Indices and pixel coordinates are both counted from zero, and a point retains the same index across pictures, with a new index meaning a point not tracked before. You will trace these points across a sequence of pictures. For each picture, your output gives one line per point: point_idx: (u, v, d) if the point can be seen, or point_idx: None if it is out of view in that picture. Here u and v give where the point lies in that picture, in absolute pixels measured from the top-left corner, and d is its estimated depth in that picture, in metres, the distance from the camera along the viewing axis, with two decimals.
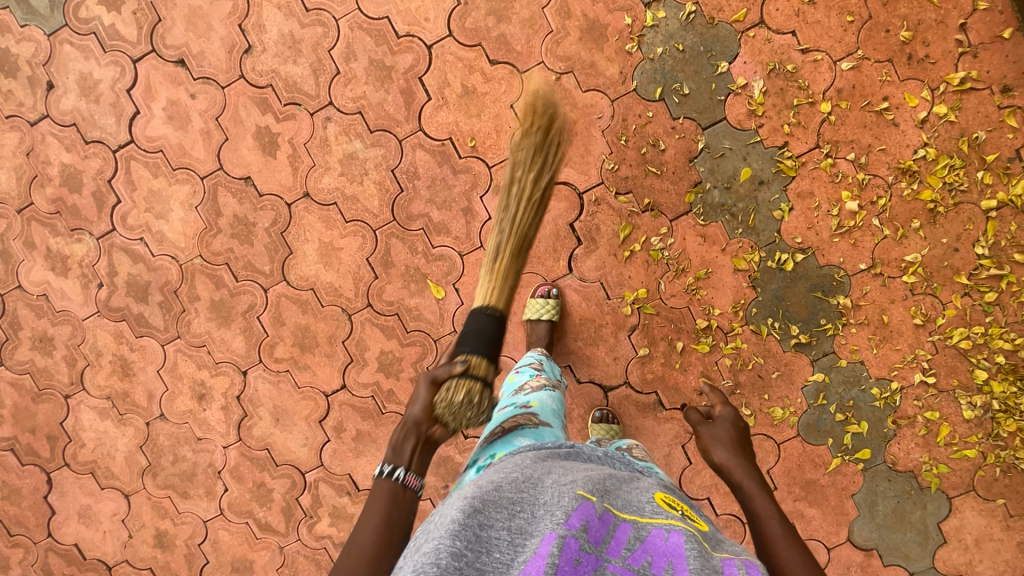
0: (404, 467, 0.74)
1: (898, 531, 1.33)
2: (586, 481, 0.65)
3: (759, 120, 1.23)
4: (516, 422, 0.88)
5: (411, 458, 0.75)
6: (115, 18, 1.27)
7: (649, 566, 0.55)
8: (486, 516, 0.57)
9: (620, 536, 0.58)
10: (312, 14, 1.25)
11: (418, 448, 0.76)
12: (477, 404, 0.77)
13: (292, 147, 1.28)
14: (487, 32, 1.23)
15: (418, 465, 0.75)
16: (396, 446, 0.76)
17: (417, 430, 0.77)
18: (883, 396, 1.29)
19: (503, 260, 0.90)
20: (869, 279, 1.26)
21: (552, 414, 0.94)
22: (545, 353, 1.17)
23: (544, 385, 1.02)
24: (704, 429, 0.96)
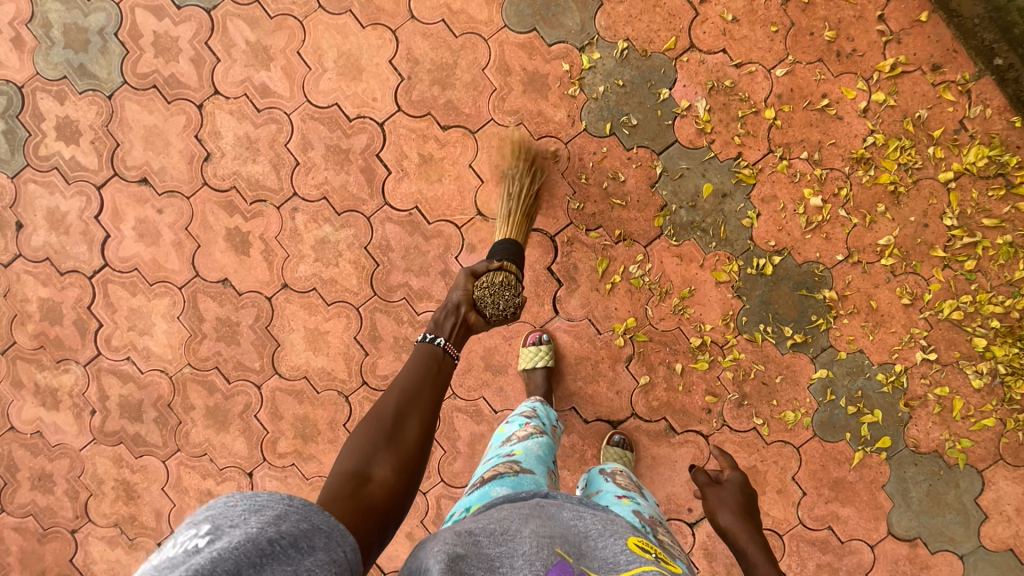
0: (444, 337, 0.93)
1: (938, 514, 1.30)
2: (562, 539, 0.67)
3: (709, 137, 1.26)
4: (496, 472, 0.90)
5: (450, 331, 0.95)
6: (74, 150, 1.30)
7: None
8: (467, 564, 0.58)
9: None
10: (263, 113, 1.28)
11: (456, 330, 0.96)
12: (510, 285, 1.04)
13: (264, 242, 1.29)
14: (434, 100, 1.27)
15: (454, 340, 0.95)
16: (437, 323, 0.96)
17: (456, 312, 0.98)
18: (889, 380, 1.28)
19: (510, 221, 1.18)
20: (849, 268, 1.26)
21: (535, 461, 0.95)
22: (539, 399, 1.17)
23: (530, 434, 1.02)
24: (712, 491, 1.04)
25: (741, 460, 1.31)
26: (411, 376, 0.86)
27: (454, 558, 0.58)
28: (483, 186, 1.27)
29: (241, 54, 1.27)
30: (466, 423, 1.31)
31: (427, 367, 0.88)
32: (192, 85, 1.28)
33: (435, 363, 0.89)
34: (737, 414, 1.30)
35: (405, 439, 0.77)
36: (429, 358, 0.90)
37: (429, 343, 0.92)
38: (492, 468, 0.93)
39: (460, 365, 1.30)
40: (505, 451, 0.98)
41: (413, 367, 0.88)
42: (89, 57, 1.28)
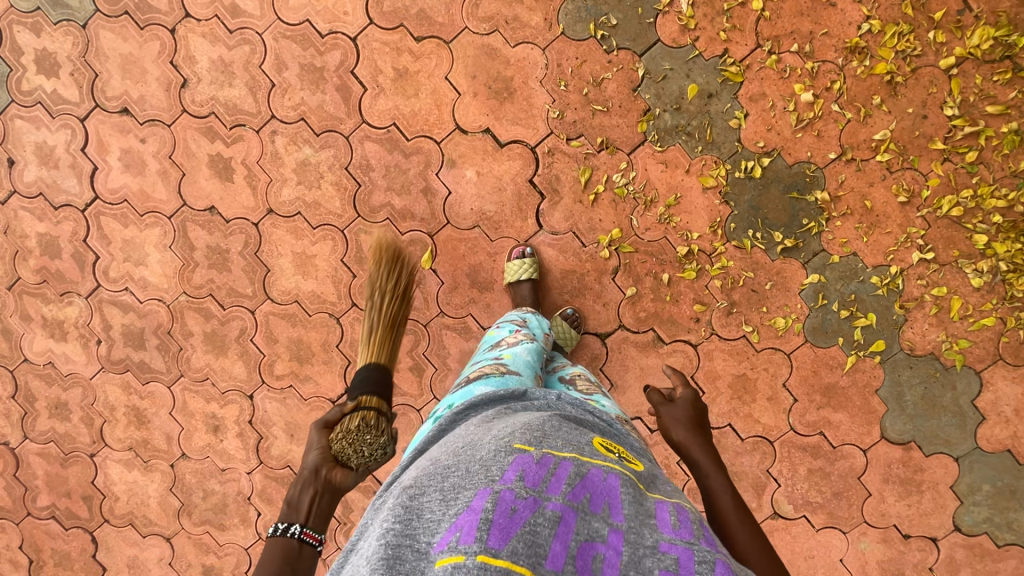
0: (300, 522, 0.78)
1: (933, 417, 1.29)
2: (524, 429, 0.64)
3: (693, 34, 1.20)
4: (482, 373, 0.92)
5: (309, 509, 0.79)
6: (56, 83, 1.30)
7: (587, 504, 0.56)
8: (422, 485, 0.57)
9: (562, 472, 0.59)
10: (236, 33, 1.26)
11: (314, 498, 0.80)
12: (375, 426, 0.87)
13: (246, 167, 1.30)
14: (406, 11, 1.23)
15: (314, 521, 0.79)
16: (292, 505, 0.80)
17: (315, 479, 0.82)
18: (884, 282, 1.25)
19: (377, 335, 1.06)
20: (842, 168, 1.22)
21: (522, 363, 0.97)
22: (530, 309, 1.17)
23: (521, 341, 1.03)
24: (665, 409, 0.91)
25: (730, 369, 1.30)
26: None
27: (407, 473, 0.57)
28: (460, 99, 1.25)
29: None
30: (455, 341, 1.32)
31: (279, 567, 0.74)
32: (163, 9, 1.27)
33: (286, 566, 0.74)
34: (726, 322, 1.29)
35: None
36: (283, 554, 0.75)
37: (282, 533, 0.76)
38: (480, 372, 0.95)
39: (446, 284, 1.30)
40: (495, 354, 1.01)
41: (262, 573, 0.73)
42: None
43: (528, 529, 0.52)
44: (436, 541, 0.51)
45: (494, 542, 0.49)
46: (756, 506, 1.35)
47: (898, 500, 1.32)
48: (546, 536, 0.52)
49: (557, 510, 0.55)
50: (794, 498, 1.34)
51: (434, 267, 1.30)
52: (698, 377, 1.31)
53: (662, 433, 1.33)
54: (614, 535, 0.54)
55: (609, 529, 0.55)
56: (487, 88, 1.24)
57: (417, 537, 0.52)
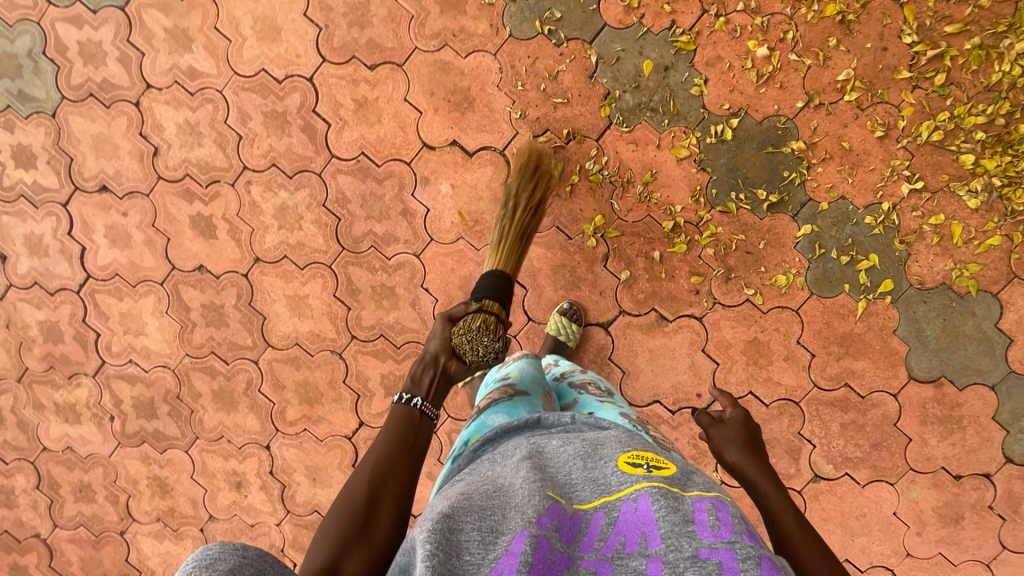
0: (421, 397, 0.88)
1: (959, 349, 1.24)
2: (552, 477, 0.61)
3: (638, 13, 1.21)
4: (489, 399, 0.87)
5: (427, 390, 0.90)
6: (35, 174, 1.34)
7: (623, 547, 0.53)
8: (456, 519, 0.54)
9: (593, 528, 0.56)
10: (197, 95, 1.29)
11: (428, 381, 0.91)
12: (491, 330, 0.99)
13: (227, 221, 1.32)
14: (356, 43, 1.26)
15: (432, 399, 0.89)
16: (415, 380, 0.91)
17: (436, 363, 0.94)
18: (878, 221, 1.22)
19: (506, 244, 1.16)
20: (812, 114, 1.21)
21: (532, 378, 0.91)
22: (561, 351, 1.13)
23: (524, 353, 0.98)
24: (715, 431, 0.85)
25: (740, 335, 1.27)
26: (385, 452, 0.79)
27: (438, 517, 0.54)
28: (422, 116, 1.26)
29: (163, 43, 1.29)
30: None
31: (407, 432, 0.83)
32: (126, 85, 1.30)
33: (411, 428, 0.84)
34: (726, 288, 1.26)
35: (378, 531, 0.71)
36: (407, 419, 0.85)
37: (407, 404, 0.86)
38: (487, 394, 0.89)
39: (440, 301, 1.30)
40: (500, 373, 0.93)
41: (388, 432, 0.83)
42: (25, 80, 1.32)
43: None
44: None
45: None
46: (796, 472, 1.30)
47: (941, 441, 1.27)
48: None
49: (591, 568, 0.53)
50: (833, 456, 1.29)
51: (425, 286, 1.30)
52: (710, 350, 1.28)
53: (684, 413, 1.29)
54: (653, 565, 0.50)
55: (648, 558, 0.51)
56: (447, 102, 1.25)
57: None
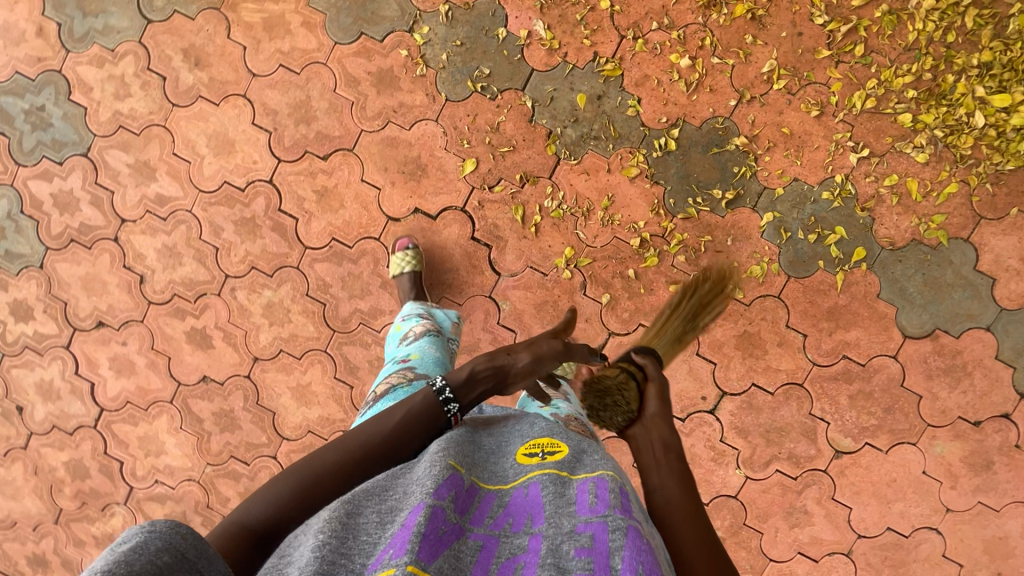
0: (458, 404, 0.82)
1: (945, 298, 1.25)
2: (458, 453, 0.68)
3: (561, 52, 1.27)
4: (391, 383, 0.96)
5: (469, 396, 0.84)
6: (35, 324, 1.41)
7: (509, 526, 0.60)
8: (360, 508, 0.60)
9: (485, 506, 0.62)
10: (170, 218, 1.36)
11: (478, 385, 0.85)
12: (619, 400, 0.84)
13: (220, 330, 1.37)
14: (306, 138, 1.32)
15: (467, 405, 0.84)
16: (472, 377, 0.84)
17: (499, 374, 0.86)
18: (836, 194, 1.25)
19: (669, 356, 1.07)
20: (747, 109, 1.25)
21: (429, 362, 1.02)
22: (434, 304, 1.22)
23: (424, 334, 1.09)
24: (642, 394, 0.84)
25: (730, 331, 1.29)
26: (393, 433, 0.78)
27: (342, 504, 0.61)
28: (382, 192, 1.31)
29: (129, 178, 1.35)
30: None
31: (429, 425, 0.79)
32: (102, 224, 1.37)
33: (428, 422, 0.80)
34: (705, 290, 1.29)
35: None
36: (435, 413, 0.80)
37: (441, 400, 0.81)
38: (388, 378, 0.98)
39: None
40: (401, 357, 1.04)
41: (412, 409, 0.80)
42: (10, 240, 1.39)
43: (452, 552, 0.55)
44: (371, 561, 0.53)
45: (423, 555, 0.52)
46: (818, 453, 1.30)
47: (951, 392, 1.27)
48: (467, 562, 0.56)
49: (479, 540, 0.58)
50: (850, 429, 1.29)
51: None
52: (705, 351, 1.30)
53: (693, 418, 1.31)
54: (533, 541, 0.57)
55: (529, 537, 0.57)
56: (402, 174, 1.31)
57: (351, 557, 0.54)
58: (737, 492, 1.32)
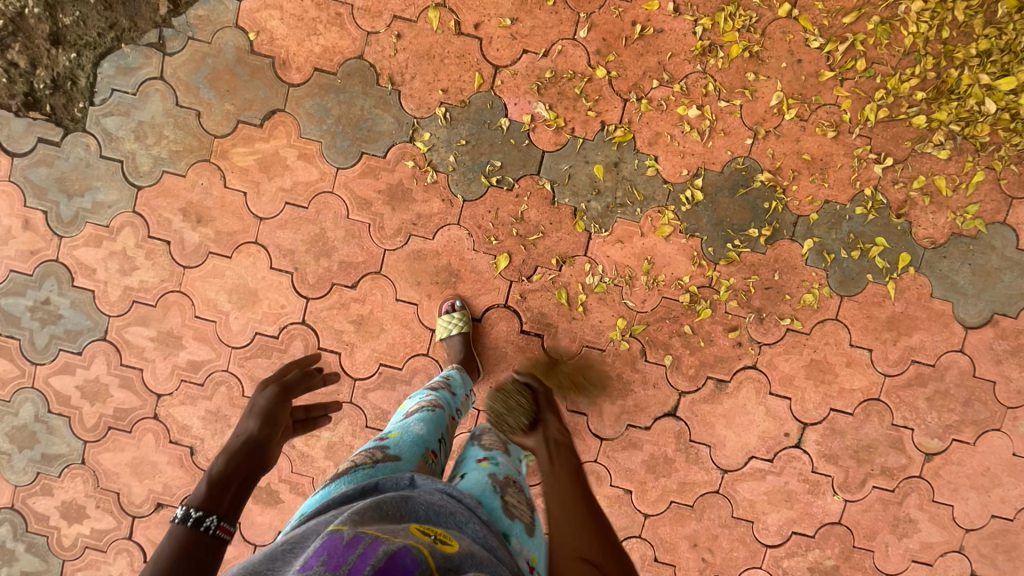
0: (217, 515, 0.76)
1: (996, 283, 1.26)
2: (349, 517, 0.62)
3: (568, 128, 1.24)
4: (352, 463, 0.83)
5: (222, 507, 0.77)
6: (90, 523, 1.33)
7: None
8: None
9: (367, 552, 0.54)
10: (208, 382, 1.30)
11: (231, 488, 0.81)
12: None
13: (286, 483, 1.31)
14: (330, 269, 1.28)
15: (230, 514, 0.78)
16: (213, 494, 0.79)
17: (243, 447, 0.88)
18: (868, 207, 1.24)
19: None
20: (764, 144, 1.24)
21: (409, 443, 0.87)
22: (456, 368, 1.15)
23: (419, 409, 0.96)
24: None
25: (797, 362, 1.28)
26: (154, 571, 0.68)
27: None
28: (419, 307, 1.28)
29: (156, 351, 1.30)
30: None
31: (183, 556, 0.71)
32: (138, 404, 1.31)
33: (186, 549, 0.72)
34: (763, 329, 1.27)
35: None
36: (190, 542, 0.73)
37: (190, 524, 0.74)
38: (355, 456, 0.85)
39: None
40: (383, 433, 0.91)
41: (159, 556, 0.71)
42: (43, 442, 1.31)
43: None
44: None
45: None
46: (909, 460, 1.30)
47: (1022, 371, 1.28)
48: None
49: None
50: (934, 430, 1.29)
51: None
52: (777, 388, 1.29)
53: (780, 456, 1.30)
54: None
55: None
56: (436, 283, 1.27)
57: None
58: (840, 518, 1.31)
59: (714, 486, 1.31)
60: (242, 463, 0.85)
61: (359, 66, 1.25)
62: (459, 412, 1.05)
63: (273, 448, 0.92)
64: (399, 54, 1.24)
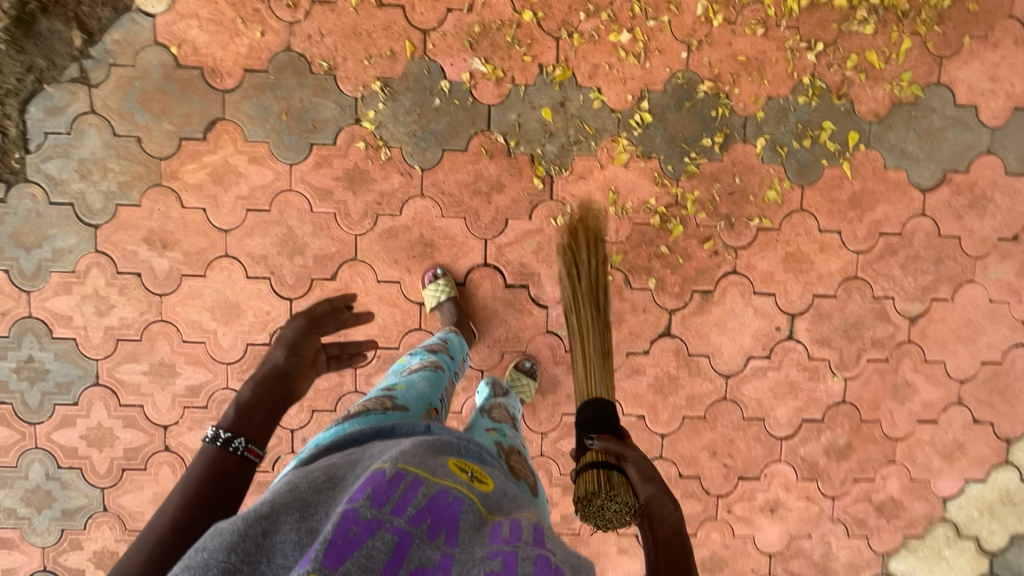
0: (244, 437, 0.80)
1: (943, 142, 1.31)
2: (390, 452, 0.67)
3: (508, 78, 1.25)
4: (363, 408, 0.86)
5: (250, 430, 0.82)
6: None
7: (425, 531, 0.59)
8: (276, 520, 0.58)
9: (410, 493, 0.61)
10: (211, 403, 1.30)
11: (258, 415, 0.84)
12: None
13: None
14: (307, 266, 1.28)
15: (257, 438, 0.82)
16: (243, 415, 0.83)
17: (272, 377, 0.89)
18: (809, 95, 1.28)
19: None
20: (699, 55, 1.26)
21: (415, 396, 0.92)
22: (451, 330, 1.19)
23: (423, 367, 1.01)
24: None
25: (774, 258, 1.32)
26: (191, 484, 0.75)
27: (259, 517, 0.58)
28: (402, 284, 1.29)
29: (152, 384, 1.29)
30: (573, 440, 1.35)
31: (214, 474, 0.77)
32: (147, 440, 1.30)
33: (217, 468, 0.78)
34: (735, 234, 1.31)
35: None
36: (221, 459, 0.78)
37: (220, 444, 0.79)
38: (363, 402, 0.88)
39: (525, 411, 1.33)
40: (387, 385, 0.95)
41: (196, 470, 0.78)
42: (61, 498, 1.30)
43: (363, 552, 0.55)
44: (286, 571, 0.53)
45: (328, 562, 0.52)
46: (896, 328, 1.35)
47: (983, 220, 1.34)
48: (377, 559, 0.55)
49: (396, 536, 0.57)
50: (913, 294, 1.35)
51: None
52: (760, 287, 1.33)
53: (776, 350, 1.34)
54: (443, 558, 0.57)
55: (442, 552, 0.58)
56: (414, 258, 1.28)
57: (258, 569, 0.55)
58: (844, 396, 1.37)
59: (720, 393, 1.35)
60: (267, 393, 0.87)
61: (288, 58, 1.24)
62: (456, 374, 1.10)
63: (300, 382, 0.93)
64: (326, 39, 1.24)
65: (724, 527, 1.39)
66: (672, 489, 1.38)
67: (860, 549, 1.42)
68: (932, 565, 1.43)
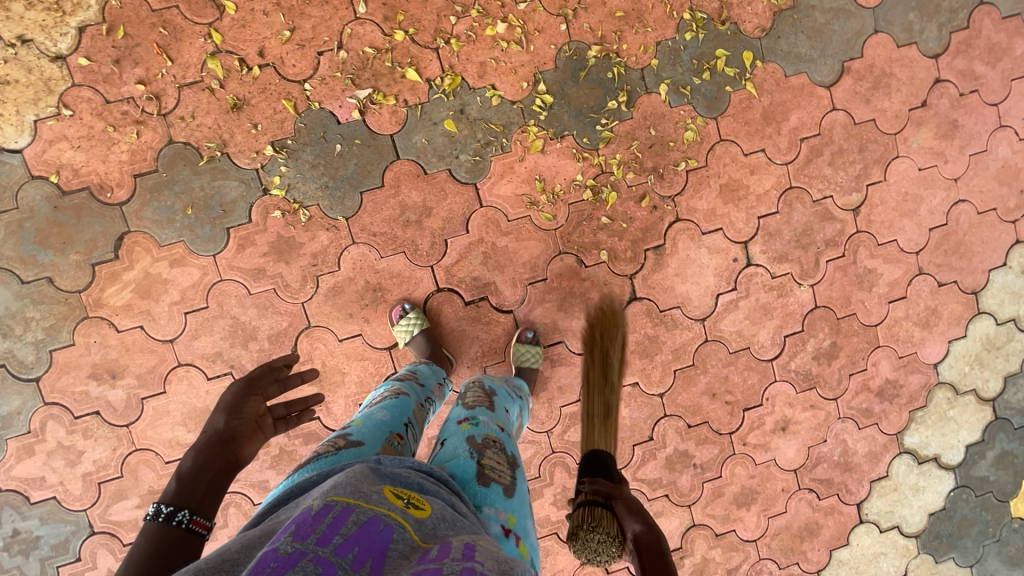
0: (190, 508, 0.73)
1: (831, 36, 1.33)
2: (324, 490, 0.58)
3: (401, 101, 1.22)
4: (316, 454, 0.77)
5: (197, 499, 0.74)
6: None
7: (353, 561, 0.49)
8: None
9: (337, 522, 0.51)
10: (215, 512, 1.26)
11: (204, 480, 0.76)
12: None
13: None
14: (264, 349, 1.24)
15: (204, 508, 0.74)
16: (186, 485, 0.75)
17: (218, 438, 0.82)
18: (694, 29, 1.29)
19: None
20: (578, 23, 1.26)
21: (372, 427, 0.83)
22: (420, 361, 1.14)
23: (381, 400, 0.92)
24: None
25: (710, 194, 1.33)
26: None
27: None
28: (365, 335, 1.26)
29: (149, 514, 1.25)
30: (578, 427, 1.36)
31: (155, 553, 0.68)
32: None
33: (161, 546, 0.69)
34: (667, 183, 1.32)
35: None
36: (161, 537, 0.69)
37: (162, 519, 0.70)
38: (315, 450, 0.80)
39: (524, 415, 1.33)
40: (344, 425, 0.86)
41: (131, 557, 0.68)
42: None
43: None
44: None
45: None
46: (843, 222, 1.39)
47: (891, 97, 1.37)
48: None
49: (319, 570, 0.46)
50: (849, 186, 1.38)
51: None
52: (706, 226, 1.34)
53: (740, 280, 1.37)
54: None
55: None
56: (367, 306, 1.26)
57: None
58: (815, 302, 1.40)
59: (702, 337, 1.37)
60: (211, 458, 0.79)
61: (174, 150, 1.19)
62: (430, 400, 1.03)
63: (246, 445, 0.83)
64: (206, 119, 1.19)
65: (745, 460, 1.42)
66: (685, 441, 1.40)
67: (874, 437, 1.46)
68: (943, 428, 1.48)
